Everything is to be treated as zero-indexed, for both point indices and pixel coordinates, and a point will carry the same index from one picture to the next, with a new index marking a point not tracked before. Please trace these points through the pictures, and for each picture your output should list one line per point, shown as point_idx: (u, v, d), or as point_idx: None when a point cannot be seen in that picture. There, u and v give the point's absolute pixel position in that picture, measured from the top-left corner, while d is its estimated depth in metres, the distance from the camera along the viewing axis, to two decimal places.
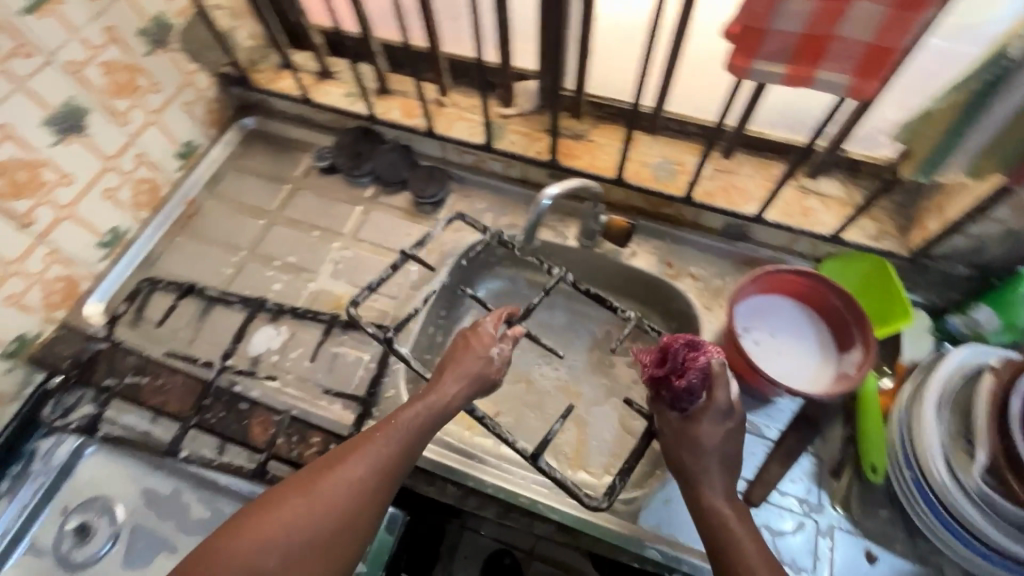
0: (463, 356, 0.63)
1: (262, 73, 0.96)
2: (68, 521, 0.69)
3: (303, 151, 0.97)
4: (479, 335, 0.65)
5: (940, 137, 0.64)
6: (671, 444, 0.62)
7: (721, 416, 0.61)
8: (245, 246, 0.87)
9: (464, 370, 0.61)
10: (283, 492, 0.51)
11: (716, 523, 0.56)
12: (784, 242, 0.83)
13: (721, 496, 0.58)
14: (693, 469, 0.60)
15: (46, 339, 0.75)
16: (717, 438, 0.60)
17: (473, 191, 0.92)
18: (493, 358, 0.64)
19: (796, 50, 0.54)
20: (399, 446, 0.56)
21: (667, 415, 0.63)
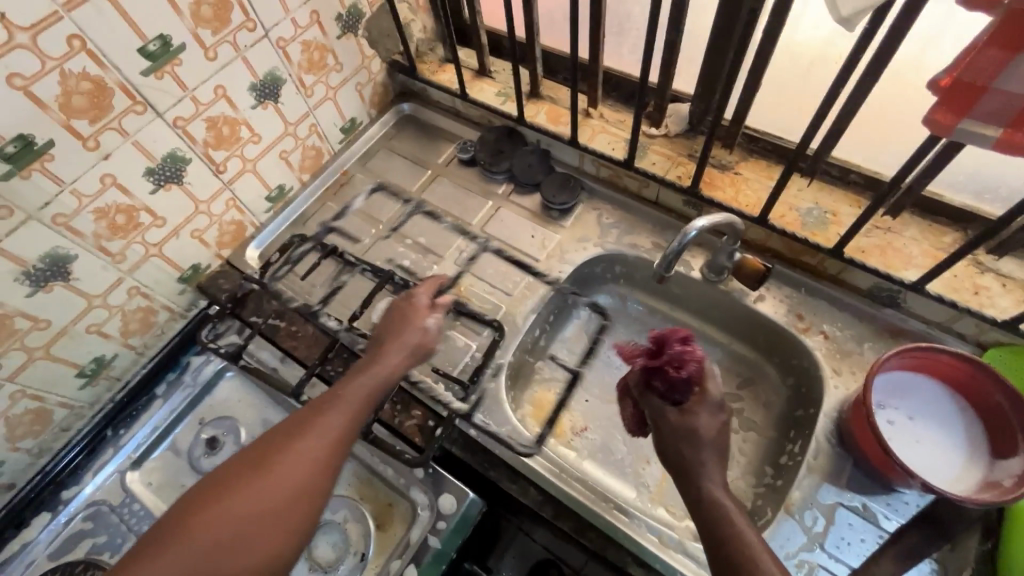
0: (398, 331, 0.70)
1: (427, 64, 1.03)
2: (203, 431, 0.81)
3: (448, 142, 1.03)
4: (413, 305, 0.73)
5: None
6: (666, 438, 0.59)
7: (716, 409, 0.59)
8: (384, 220, 0.96)
9: (406, 334, 0.70)
10: (239, 475, 0.54)
11: (720, 516, 0.53)
12: (941, 318, 0.71)
13: (722, 490, 0.55)
14: (693, 463, 0.57)
15: (213, 271, 0.89)
16: (713, 433, 0.58)
17: (602, 204, 0.91)
18: (428, 327, 0.72)
19: (1020, 113, 0.46)
20: (348, 415, 0.60)
21: (664, 409, 0.60)
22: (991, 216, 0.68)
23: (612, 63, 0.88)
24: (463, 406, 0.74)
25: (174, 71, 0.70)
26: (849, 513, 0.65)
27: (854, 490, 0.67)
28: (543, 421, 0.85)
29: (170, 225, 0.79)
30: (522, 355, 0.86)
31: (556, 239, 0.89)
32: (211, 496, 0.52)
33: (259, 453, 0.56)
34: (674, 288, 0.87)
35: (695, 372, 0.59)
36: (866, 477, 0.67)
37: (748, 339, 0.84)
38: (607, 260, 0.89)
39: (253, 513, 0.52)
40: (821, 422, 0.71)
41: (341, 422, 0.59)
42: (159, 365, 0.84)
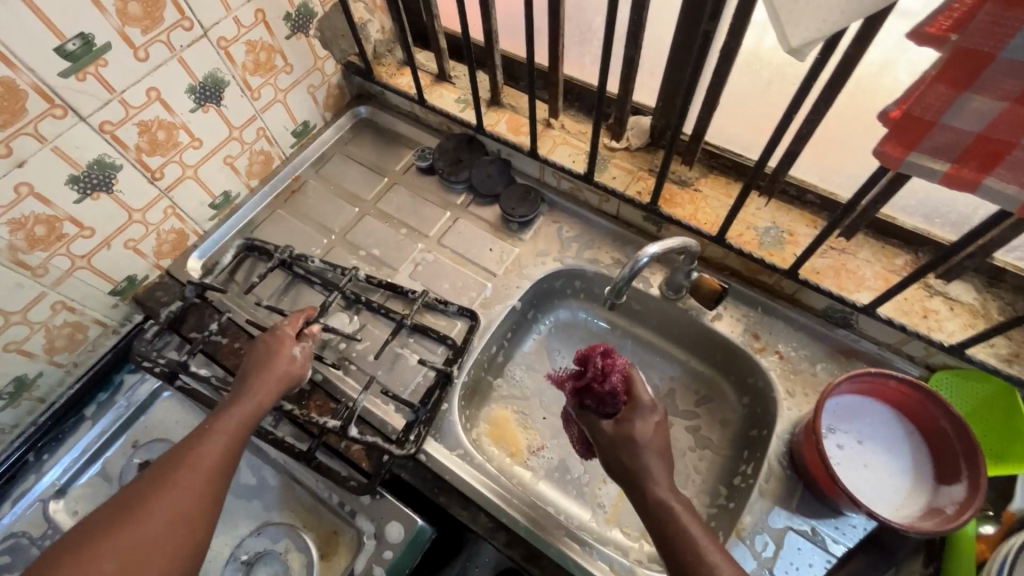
0: (269, 357, 0.67)
1: (385, 66, 0.99)
2: (135, 455, 0.77)
3: (407, 148, 1.00)
4: (277, 335, 0.70)
5: None
6: (608, 452, 0.59)
7: (648, 411, 0.59)
8: (337, 230, 0.92)
9: (273, 364, 0.66)
10: (102, 521, 0.51)
11: (665, 519, 0.53)
12: (891, 340, 0.72)
13: (666, 488, 0.55)
14: (636, 469, 0.57)
15: (149, 283, 0.84)
16: (649, 437, 0.58)
17: (563, 218, 0.90)
18: (296, 356, 0.69)
19: (967, 149, 0.45)
20: (221, 444, 0.58)
21: (599, 425, 0.61)
22: (942, 241, 0.68)
23: (573, 73, 0.85)
24: (413, 428, 0.71)
25: (98, 71, 0.64)
26: (797, 537, 0.65)
27: (803, 514, 0.67)
28: (499, 440, 0.83)
29: (100, 236, 0.74)
30: (479, 373, 0.84)
31: (515, 253, 0.87)
32: (72, 550, 0.49)
33: (124, 498, 0.53)
34: (634, 304, 0.86)
35: (619, 385, 0.60)
36: (816, 500, 0.67)
37: (707, 356, 0.84)
38: (567, 274, 0.87)
39: (123, 559, 0.49)
40: (774, 444, 0.71)
41: (216, 453, 0.57)
42: (89, 385, 0.79)
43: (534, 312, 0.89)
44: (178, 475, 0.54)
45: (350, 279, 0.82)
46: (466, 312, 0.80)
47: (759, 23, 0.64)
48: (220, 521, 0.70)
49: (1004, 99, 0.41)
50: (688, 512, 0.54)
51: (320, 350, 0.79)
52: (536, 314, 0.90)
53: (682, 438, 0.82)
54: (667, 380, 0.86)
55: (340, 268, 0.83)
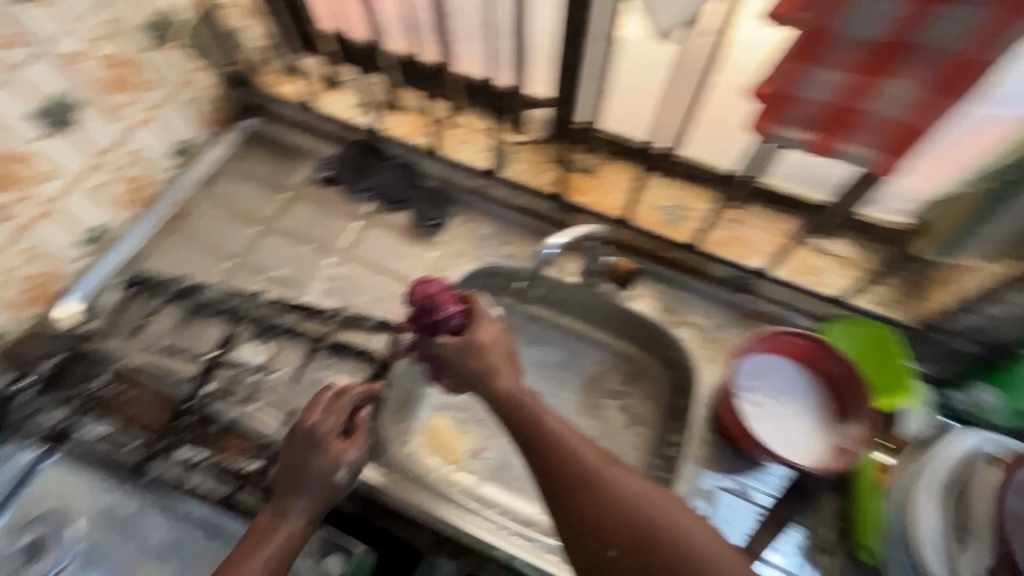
0: (299, 491, 0.59)
1: (269, 76, 0.93)
2: (20, 536, 0.65)
3: (303, 159, 0.93)
4: (322, 449, 0.61)
5: (958, 224, 0.62)
6: (458, 366, 0.61)
7: (491, 321, 0.63)
8: (235, 254, 0.85)
9: (307, 495, 0.59)
10: None
11: (513, 403, 0.58)
12: (790, 299, 0.77)
13: (517, 383, 0.60)
14: (483, 370, 0.60)
15: (14, 337, 0.73)
16: (490, 342, 0.61)
17: (474, 216, 0.88)
18: (339, 479, 0.61)
19: (823, 116, 0.49)
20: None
21: (442, 341, 0.62)
22: (819, 203, 0.75)
23: (467, 70, 0.85)
24: None
25: None
26: (728, 495, 0.69)
27: (732, 472, 0.71)
28: (439, 450, 0.81)
29: None
30: (409, 383, 0.81)
31: (431, 257, 0.85)
32: None
33: None
34: (554, 294, 0.87)
35: (437, 289, 0.63)
36: (741, 458, 0.71)
37: (632, 336, 0.86)
38: (487, 273, 0.86)
39: None
40: (696, 412, 0.74)
41: None
42: None
43: None
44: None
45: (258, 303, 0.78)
46: (386, 323, 0.77)
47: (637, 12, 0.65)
48: None
49: (848, 70, 0.45)
50: (531, 400, 0.59)
51: (230, 387, 0.72)
52: None
53: (615, 418, 0.84)
54: (597, 364, 0.88)
55: (244, 294, 0.79)
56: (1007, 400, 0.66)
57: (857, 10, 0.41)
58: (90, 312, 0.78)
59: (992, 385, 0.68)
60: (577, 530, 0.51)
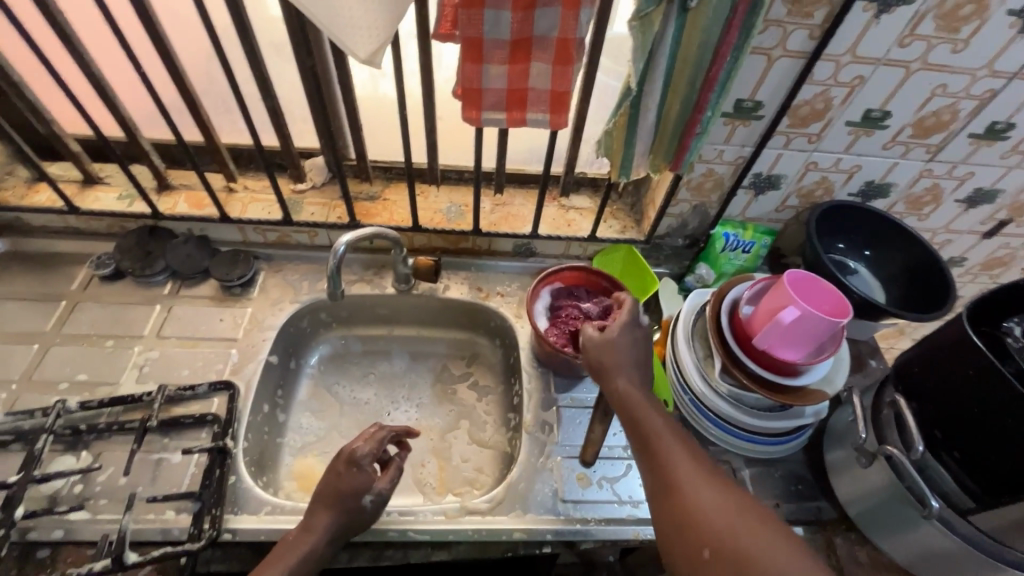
0: (331, 509, 0.63)
1: (10, 191, 0.88)
2: None
3: (78, 265, 0.89)
4: (361, 472, 0.66)
5: (624, 142, 0.74)
6: (590, 352, 0.66)
7: (631, 325, 0.68)
8: (17, 377, 0.77)
9: (331, 514, 0.63)
10: None
11: (626, 404, 0.62)
12: (563, 250, 0.98)
13: (631, 383, 0.63)
14: (609, 366, 0.64)
15: None
16: (631, 344, 0.66)
17: (285, 264, 0.94)
18: (365, 505, 0.65)
19: (507, 97, 0.67)
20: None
21: (588, 331, 0.67)
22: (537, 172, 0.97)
23: (233, 140, 0.92)
24: (204, 516, 0.66)
25: None
26: (564, 409, 0.84)
27: (561, 392, 0.85)
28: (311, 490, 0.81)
29: None
30: (261, 437, 0.81)
31: (248, 312, 0.87)
32: None
33: None
34: (381, 310, 0.96)
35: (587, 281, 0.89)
36: (565, 379, 0.87)
37: (457, 324, 0.98)
38: (309, 311, 0.91)
39: None
40: (524, 355, 0.89)
41: None
42: None
43: (295, 360, 0.92)
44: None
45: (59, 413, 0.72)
46: (219, 384, 0.77)
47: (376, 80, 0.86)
48: None
49: (504, 62, 0.64)
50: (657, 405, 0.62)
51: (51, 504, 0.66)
52: (298, 361, 0.92)
53: (467, 395, 0.94)
54: (437, 359, 0.98)
55: (39, 410, 0.72)
56: (713, 267, 0.94)
57: (488, 24, 0.60)
58: None
59: (704, 261, 0.94)
60: (667, 530, 0.54)
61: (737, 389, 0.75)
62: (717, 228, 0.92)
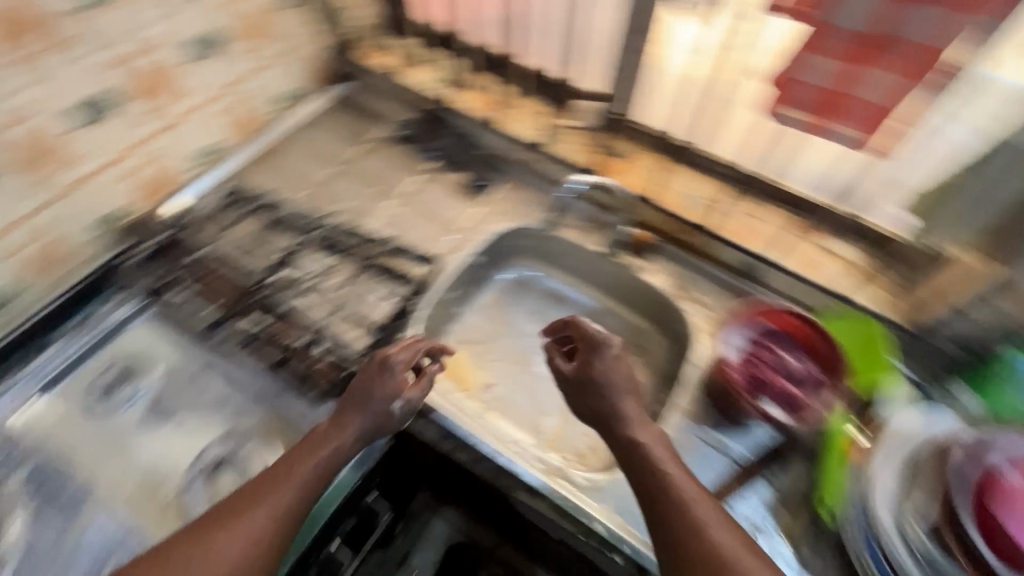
0: (363, 408, 0.66)
1: (369, 48, 1.11)
2: (109, 371, 0.81)
3: (381, 121, 1.09)
4: (388, 379, 0.69)
5: None
6: (569, 393, 0.69)
7: (600, 350, 0.69)
8: (314, 184, 1.00)
9: (365, 413, 0.66)
10: (221, 517, 0.55)
11: (638, 458, 0.61)
12: (789, 289, 0.86)
13: (639, 425, 0.64)
14: (601, 409, 0.66)
15: (131, 219, 0.86)
16: (609, 371, 0.67)
17: (522, 185, 1.01)
18: (393, 410, 0.68)
19: (846, 50, 0.67)
20: (244, 543, 0.54)
21: (560, 367, 0.71)
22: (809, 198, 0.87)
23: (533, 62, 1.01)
24: (376, 347, 0.81)
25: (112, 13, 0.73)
26: (706, 446, 0.77)
27: (714, 429, 0.78)
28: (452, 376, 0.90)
29: (99, 161, 0.78)
30: (438, 315, 0.92)
31: (476, 212, 0.97)
32: None
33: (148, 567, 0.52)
34: (577, 262, 0.98)
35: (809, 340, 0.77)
36: (724, 418, 0.78)
37: (644, 311, 0.95)
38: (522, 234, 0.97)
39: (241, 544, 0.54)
40: (692, 372, 0.83)
41: (307, 469, 0.61)
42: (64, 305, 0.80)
43: (491, 268, 1.00)
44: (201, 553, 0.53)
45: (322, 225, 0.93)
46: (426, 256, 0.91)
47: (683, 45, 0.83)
48: (182, 430, 0.76)
49: None
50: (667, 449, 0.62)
51: (294, 283, 0.86)
52: (492, 271, 1.00)
53: None
54: (609, 332, 0.97)
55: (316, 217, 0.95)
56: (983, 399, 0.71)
57: None
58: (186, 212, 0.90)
59: (970, 385, 0.73)
60: None
61: (939, 554, 0.61)
62: (1011, 350, 0.69)
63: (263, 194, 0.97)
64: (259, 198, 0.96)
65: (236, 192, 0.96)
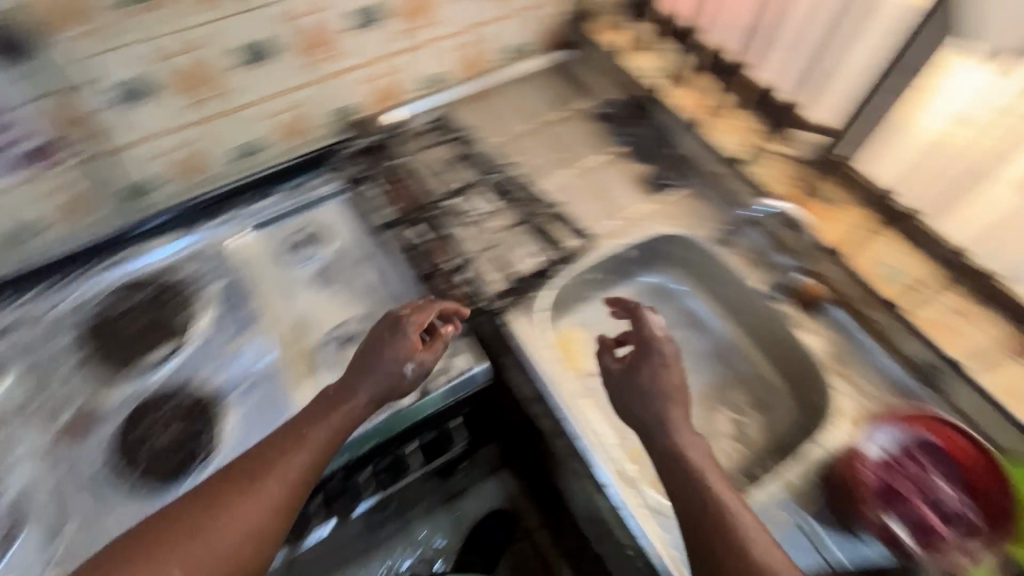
0: (374, 374, 0.68)
1: (604, 23, 1.13)
2: (299, 233, 0.95)
3: (588, 95, 1.11)
4: (399, 341, 0.70)
5: None
6: (613, 391, 0.68)
7: (649, 352, 0.68)
8: (508, 134, 1.06)
9: (374, 379, 0.68)
10: (235, 486, 0.59)
11: (675, 460, 0.60)
12: (972, 412, 0.74)
13: (687, 432, 0.62)
14: (643, 415, 0.64)
15: (358, 118, 1.01)
16: (655, 379, 0.66)
17: (701, 197, 0.97)
18: (407, 372, 0.69)
19: None
20: (268, 512, 0.59)
21: (609, 365, 0.70)
22: None
23: (765, 77, 0.95)
24: (511, 294, 0.86)
25: None
26: (799, 532, 0.69)
27: (815, 519, 0.70)
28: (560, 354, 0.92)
29: (353, 61, 0.93)
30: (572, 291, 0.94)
31: (645, 208, 0.96)
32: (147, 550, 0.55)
33: (168, 518, 0.57)
34: (729, 293, 0.93)
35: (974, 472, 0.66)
36: (830, 512, 0.70)
37: (783, 368, 0.89)
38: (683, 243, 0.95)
39: (261, 513, 0.58)
40: (812, 451, 0.74)
41: (318, 444, 0.63)
42: (289, 169, 0.98)
43: (636, 266, 0.98)
44: (216, 520, 0.57)
45: (501, 173, 1.00)
46: (583, 233, 0.93)
47: (950, 100, 0.75)
48: (334, 302, 0.89)
49: None
50: (714, 462, 0.60)
51: (460, 213, 0.94)
52: (637, 269, 0.99)
53: (720, 424, 0.89)
54: (734, 373, 0.93)
55: (500, 164, 1.01)
56: None
57: None
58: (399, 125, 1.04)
59: None
60: None
61: None
62: None
63: (462, 129, 1.06)
64: (460, 132, 1.05)
65: (443, 121, 1.07)
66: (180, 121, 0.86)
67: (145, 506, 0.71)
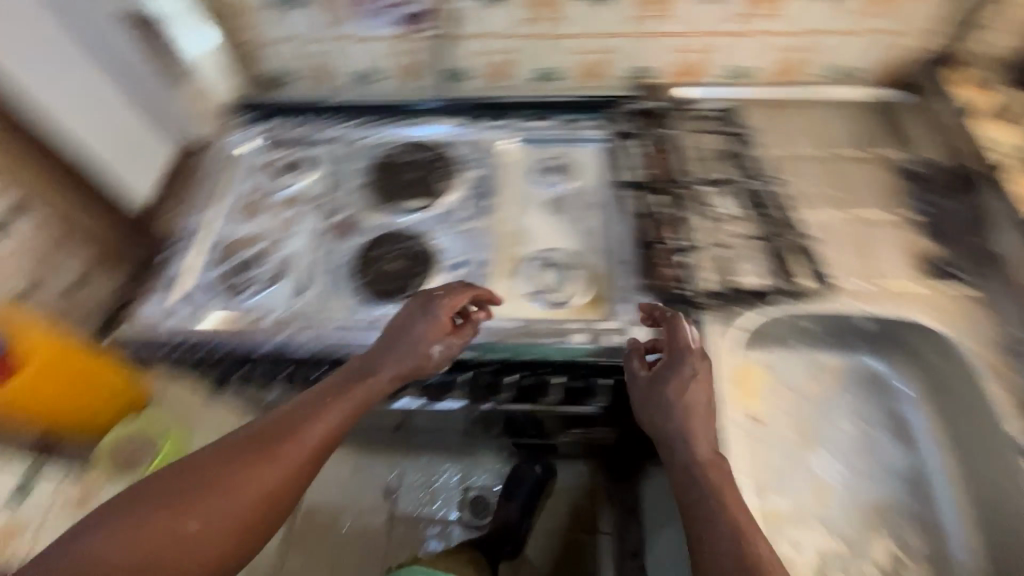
0: (399, 358, 0.72)
1: (969, 77, 0.97)
2: (554, 160, 1.02)
3: (902, 146, 0.98)
4: (432, 321, 0.74)
5: None
6: (638, 397, 0.73)
7: (676, 366, 0.72)
8: (791, 151, 0.99)
9: (403, 352, 0.73)
10: (249, 454, 0.63)
11: (689, 466, 0.66)
12: None
13: (703, 442, 0.68)
14: (663, 424, 0.70)
15: (653, 83, 1.05)
16: (682, 392, 0.70)
17: (989, 306, 0.81)
18: (433, 352, 0.74)
19: None
20: (271, 486, 0.63)
21: (637, 372, 0.74)
22: None
23: None
24: (718, 298, 0.83)
25: None
26: None
27: None
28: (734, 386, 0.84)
29: (678, 28, 0.96)
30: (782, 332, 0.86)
31: (910, 287, 0.83)
32: (158, 497, 0.60)
33: (187, 471, 0.62)
34: (965, 426, 0.79)
35: None
36: None
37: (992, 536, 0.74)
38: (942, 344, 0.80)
39: (265, 489, 0.62)
40: None
41: (332, 422, 0.67)
42: (573, 103, 1.04)
43: (864, 343, 0.87)
44: (237, 482, 0.62)
45: (766, 185, 0.95)
46: (824, 278, 0.84)
47: None
48: (553, 230, 0.95)
49: None
50: (729, 481, 0.64)
51: (705, 204, 0.92)
52: (864, 347, 0.88)
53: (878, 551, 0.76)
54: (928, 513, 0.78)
55: (767, 176, 0.96)
56: None
57: None
58: (685, 101, 1.04)
59: None
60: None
61: None
62: None
63: (747, 128, 1.02)
64: (742, 130, 1.01)
65: (731, 113, 1.03)
66: (514, 31, 0.98)
67: (355, 309, 0.88)
